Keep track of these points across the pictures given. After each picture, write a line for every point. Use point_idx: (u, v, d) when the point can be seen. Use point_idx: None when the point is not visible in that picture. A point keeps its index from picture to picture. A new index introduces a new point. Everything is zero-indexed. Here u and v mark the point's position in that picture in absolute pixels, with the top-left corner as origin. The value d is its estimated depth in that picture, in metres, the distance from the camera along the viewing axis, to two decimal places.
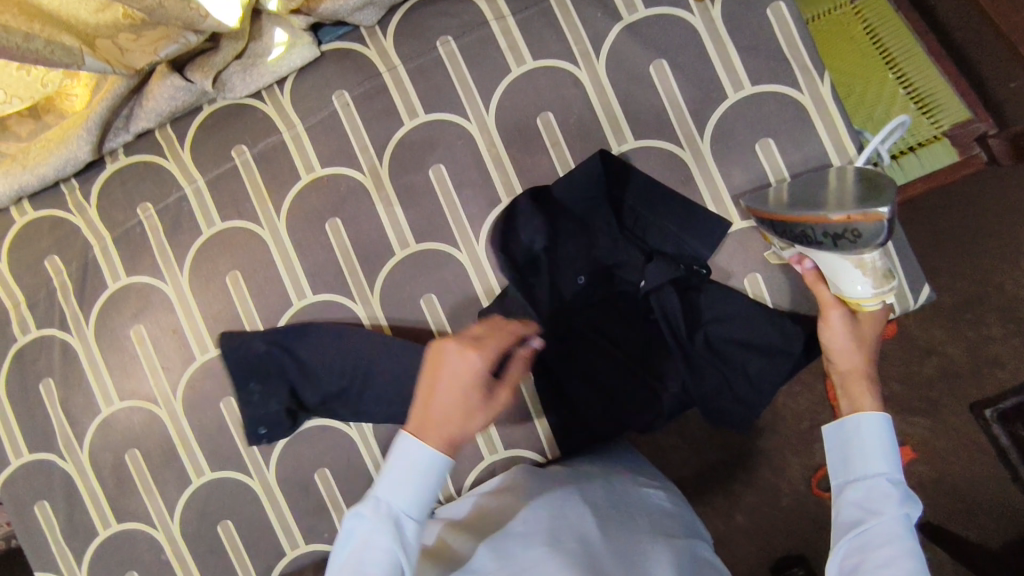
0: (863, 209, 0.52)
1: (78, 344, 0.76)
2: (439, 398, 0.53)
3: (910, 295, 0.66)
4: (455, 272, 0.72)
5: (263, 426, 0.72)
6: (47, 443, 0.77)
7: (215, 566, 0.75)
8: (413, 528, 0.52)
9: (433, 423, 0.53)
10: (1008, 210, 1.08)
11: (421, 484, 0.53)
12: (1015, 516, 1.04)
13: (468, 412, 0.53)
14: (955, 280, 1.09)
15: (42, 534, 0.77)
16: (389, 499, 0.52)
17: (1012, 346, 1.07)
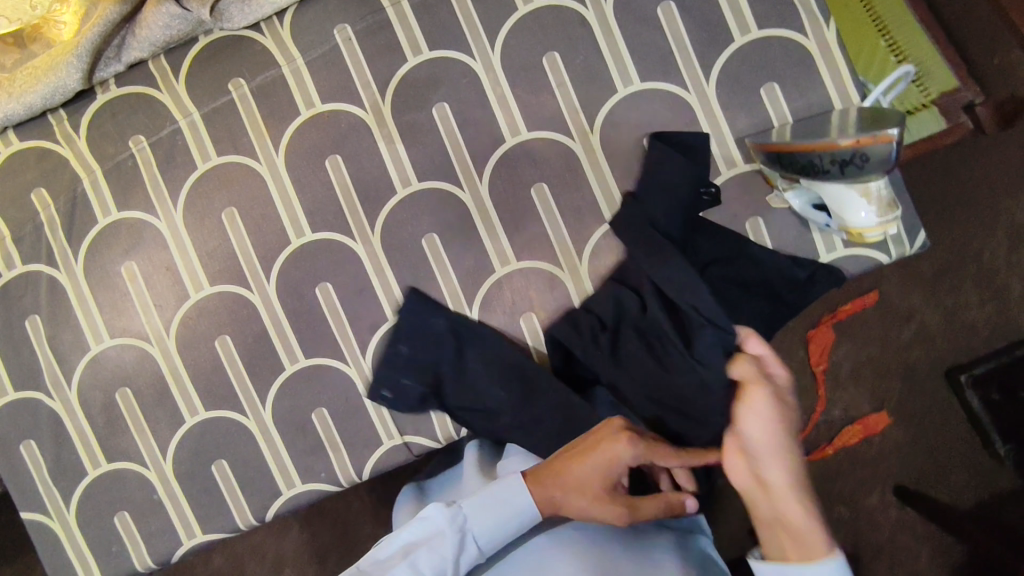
0: (872, 132, 0.50)
1: (66, 279, 0.74)
2: (571, 464, 0.60)
3: (907, 240, 0.68)
4: (458, 211, 0.71)
5: (387, 389, 0.71)
6: (34, 381, 0.75)
7: (208, 506, 0.74)
8: (473, 547, 0.61)
9: (545, 475, 0.62)
10: (989, 181, 1.11)
11: (502, 519, 0.61)
12: (979, 476, 1.09)
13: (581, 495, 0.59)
14: (935, 246, 1.12)
15: (27, 473, 0.75)
16: (465, 516, 0.61)
17: (985, 313, 1.11)
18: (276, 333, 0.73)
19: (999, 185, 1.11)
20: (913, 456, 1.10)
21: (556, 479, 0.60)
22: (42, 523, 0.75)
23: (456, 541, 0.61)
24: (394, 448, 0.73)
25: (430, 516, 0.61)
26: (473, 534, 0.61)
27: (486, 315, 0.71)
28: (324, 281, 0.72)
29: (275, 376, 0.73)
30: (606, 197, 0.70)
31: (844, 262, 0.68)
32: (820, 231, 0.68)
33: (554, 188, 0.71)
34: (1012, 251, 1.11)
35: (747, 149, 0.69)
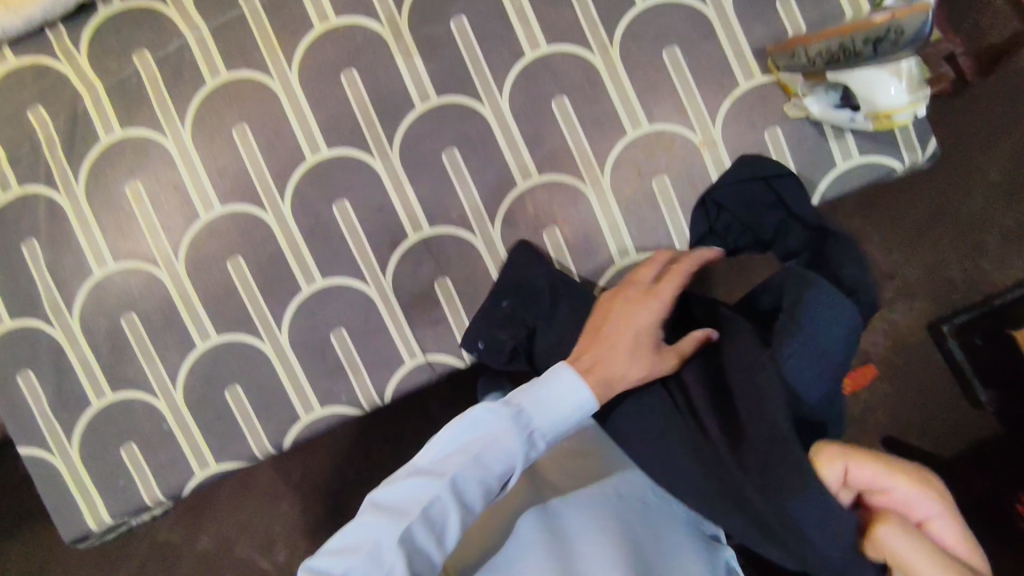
0: None
1: (66, 201, 0.71)
2: (612, 332, 0.62)
3: (918, 147, 0.70)
4: (478, 126, 0.71)
5: (481, 343, 0.70)
6: (32, 309, 0.71)
7: (222, 434, 0.72)
8: (538, 444, 0.58)
9: (590, 358, 0.61)
10: (967, 137, 1.16)
11: (568, 410, 0.58)
12: (966, 430, 1.12)
13: (620, 352, 0.61)
14: (917, 202, 1.16)
15: (27, 407, 0.72)
16: (532, 412, 0.58)
17: (965, 268, 1.15)
18: (292, 254, 0.71)
19: (976, 141, 1.15)
20: (903, 413, 1.14)
21: (601, 353, 0.61)
22: (43, 459, 0.72)
23: (525, 438, 0.57)
24: (417, 367, 0.72)
25: (488, 418, 0.57)
26: (541, 430, 0.58)
27: (508, 230, 0.71)
28: (341, 198, 0.71)
29: (292, 298, 0.71)
30: (627, 110, 0.70)
31: (860, 172, 0.70)
32: (837, 140, 0.69)
33: (575, 101, 0.70)
34: (989, 205, 1.15)
35: (765, 62, 0.70)
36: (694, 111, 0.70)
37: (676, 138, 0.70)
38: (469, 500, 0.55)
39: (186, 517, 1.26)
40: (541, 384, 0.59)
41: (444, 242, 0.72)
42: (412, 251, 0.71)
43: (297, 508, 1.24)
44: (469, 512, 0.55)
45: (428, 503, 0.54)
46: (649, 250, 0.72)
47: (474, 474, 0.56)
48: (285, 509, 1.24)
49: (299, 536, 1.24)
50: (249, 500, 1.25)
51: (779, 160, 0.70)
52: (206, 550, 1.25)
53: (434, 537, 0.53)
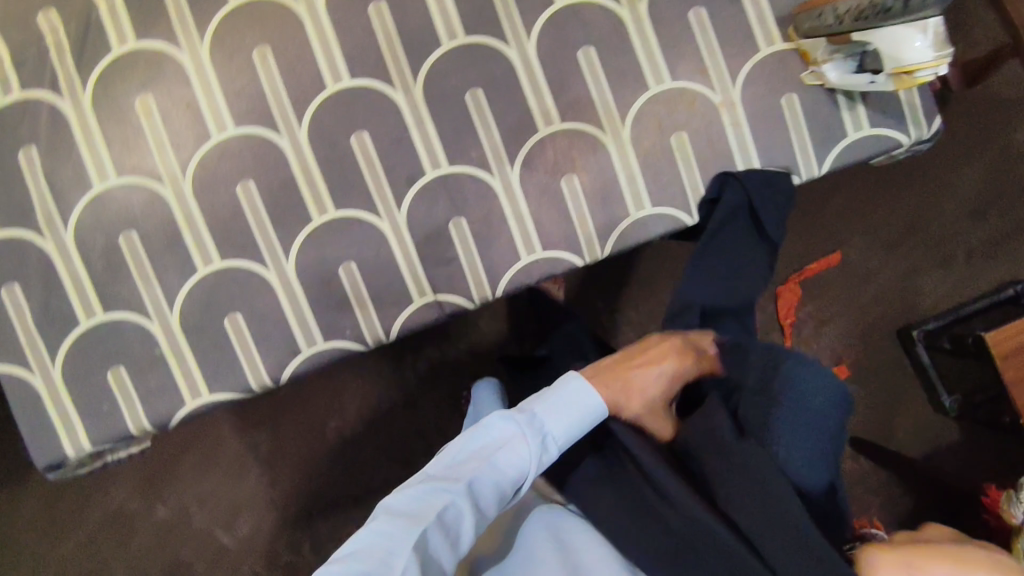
0: None
1: (71, 110, 0.68)
2: (635, 373, 0.70)
3: (924, 123, 0.73)
4: (503, 69, 0.71)
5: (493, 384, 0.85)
6: (24, 218, 0.68)
7: (218, 362, 0.70)
8: (547, 451, 0.63)
9: (611, 378, 0.69)
10: (937, 158, 1.27)
11: (578, 418, 0.63)
12: (926, 430, 1.23)
13: (629, 388, 0.68)
14: (892, 215, 1.26)
15: (9, 321, 0.68)
16: (543, 418, 0.62)
17: (933, 278, 1.25)
18: (305, 182, 0.70)
19: (943, 162, 1.26)
20: (872, 411, 1.23)
21: (616, 381, 0.68)
22: (21, 377, 0.68)
23: (537, 444, 0.61)
24: (425, 306, 0.72)
25: (503, 425, 0.61)
26: (552, 437, 0.63)
27: (526, 174, 0.71)
28: (360, 129, 0.70)
29: (302, 227, 0.70)
30: (651, 65, 0.72)
31: (869, 143, 0.73)
32: (849, 110, 0.72)
33: (600, 52, 0.71)
34: (957, 222, 1.26)
35: (786, 30, 0.72)
36: (716, 72, 0.72)
37: (697, 97, 0.72)
38: (484, 503, 0.59)
39: (144, 485, 1.23)
40: (552, 395, 0.64)
41: (462, 181, 0.71)
42: (428, 188, 0.71)
43: (262, 482, 1.25)
44: (482, 516, 0.58)
45: (445, 508, 0.56)
46: (664, 206, 0.73)
47: (490, 476, 0.60)
48: (250, 482, 1.25)
49: (263, 507, 1.25)
50: (214, 472, 1.25)
51: (794, 127, 0.72)
52: (164, 520, 1.24)
53: (448, 541, 0.56)
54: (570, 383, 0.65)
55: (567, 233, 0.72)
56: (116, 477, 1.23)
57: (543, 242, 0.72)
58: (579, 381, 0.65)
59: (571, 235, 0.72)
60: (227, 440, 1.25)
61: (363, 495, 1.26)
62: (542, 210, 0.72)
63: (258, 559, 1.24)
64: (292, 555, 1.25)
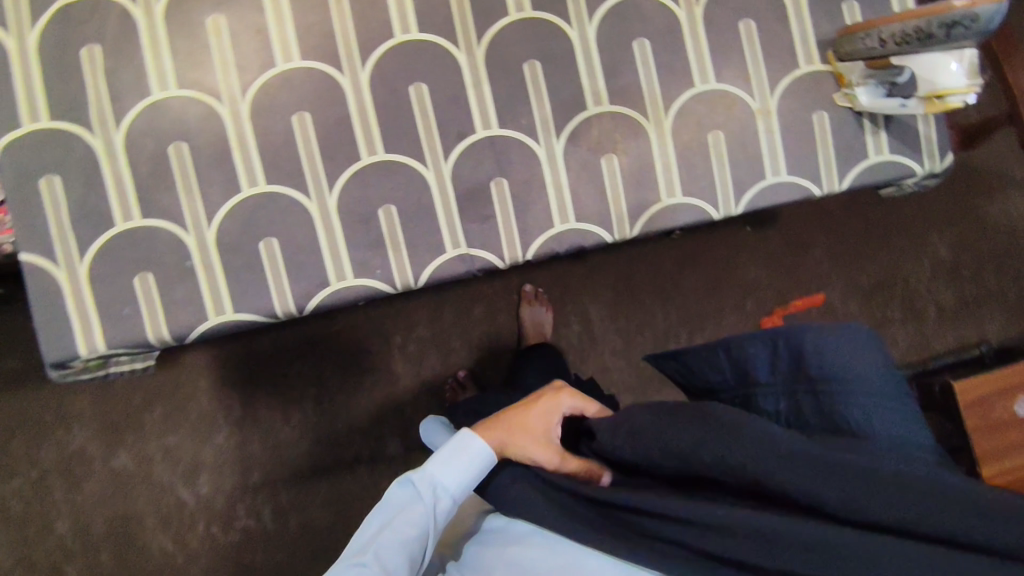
0: None
1: (142, 16, 0.69)
2: (532, 416, 0.68)
3: (938, 157, 0.79)
4: (562, 46, 0.75)
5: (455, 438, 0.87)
6: (76, 114, 0.68)
7: (248, 282, 0.71)
8: (446, 504, 0.65)
9: (518, 425, 0.67)
10: (925, 216, 1.31)
11: (468, 467, 0.65)
12: None
13: (530, 432, 0.66)
14: (877, 265, 1.29)
15: (43, 211, 0.68)
16: (434, 472, 0.65)
17: (906, 331, 1.28)
18: (359, 121, 0.72)
19: (930, 221, 1.31)
20: None
21: (513, 426, 0.67)
22: (44, 269, 0.68)
23: (431, 499, 0.64)
24: (456, 258, 0.74)
25: (400, 492, 0.65)
26: (445, 488, 0.65)
27: (570, 147, 0.75)
28: (420, 80, 0.73)
29: (349, 164, 0.72)
30: (699, 64, 0.76)
31: (886, 168, 0.78)
32: (873, 135, 0.78)
33: (654, 45, 0.76)
34: (934, 280, 1.30)
35: (825, 53, 0.77)
36: (757, 81, 0.77)
37: (737, 101, 0.77)
38: (395, 568, 0.60)
39: (106, 429, 1.14)
40: (441, 454, 0.65)
41: (509, 145, 0.74)
42: (476, 146, 0.74)
43: (232, 441, 1.15)
44: None
45: None
46: (693, 197, 0.77)
47: (393, 542, 0.61)
48: (218, 441, 1.15)
49: (228, 468, 1.15)
50: (180, 427, 1.15)
51: (821, 142, 0.77)
52: (121, 469, 1.14)
53: None
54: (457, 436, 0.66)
55: (600, 209, 0.75)
56: (78, 416, 1.13)
57: (577, 214, 0.75)
58: (473, 440, 0.65)
59: (604, 212, 0.76)
60: (200, 395, 1.15)
61: (335, 464, 1.16)
62: (581, 184, 0.75)
63: (212, 522, 1.14)
64: (250, 521, 1.14)
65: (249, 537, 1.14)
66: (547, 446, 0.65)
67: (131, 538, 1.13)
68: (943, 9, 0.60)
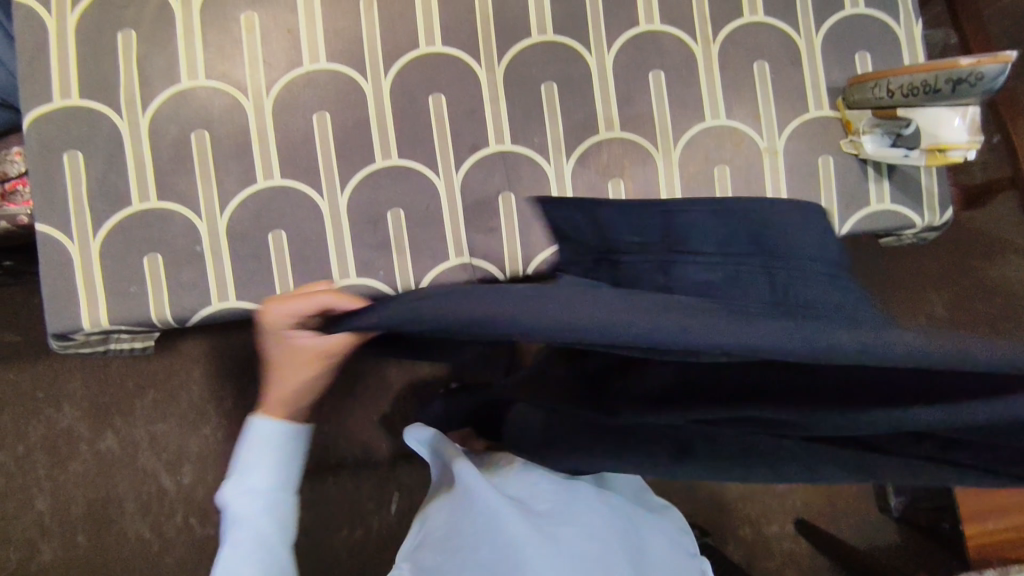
0: (993, 54, 0.59)
1: (179, 7, 0.72)
2: (284, 371, 0.65)
3: (938, 212, 0.80)
4: (580, 71, 0.77)
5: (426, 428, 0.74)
6: (105, 95, 0.71)
7: (254, 272, 0.72)
8: (281, 494, 0.65)
9: (280, 399, 0.66)
10: (925, 273, 1.31)
11: (280, 449, 0.65)
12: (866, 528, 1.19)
13: (292, 381, 0.65)
14: None
15: (63, 184, 0.70)
16: (252, 480, 0.63)
17: None
18: (377, 126, 0.74)
19: (930, 278, 1.31)
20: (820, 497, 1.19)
21: (274, 394, 0.66)
22: (58, 241, 0.69)
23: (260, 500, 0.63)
24: (458, 267, 0.75)
25: (235, 510, 0.62)
26: (268, 484, 0.64)
27: (579, 168, 0.77)
28: (440, 92, 0.75)
29: (363, 166, 0.74)
30: (712, 100, 0.78)
31: (886, 217, 0.80)
32: (875, 183, 0.79)
33: (669, 78, 0.78)
34: None
35: (835, 100, 0.80)
36: (766, 121, 0.79)
37: (746, 138, 0.78)
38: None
39: (96, 409, 1.14)
40: (254, 455, 0.64)
41: (521, 161, 0.76)
42: (488, 159, 0.76)
43: (220, 434, 1.15)
44: None
45: None
46: None
47: (242, 557, 0.60)
48: (206, 430, 1.15)
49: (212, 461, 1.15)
50: (169, 414, 1.15)
51: (825, 185, 0.79)
52: (106, 451, 1.14)
53: None
54: (262, 432, 0.65)
55: None
56: (69, 394, 1.14)
57: None
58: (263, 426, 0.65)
59: None
60: (190, 385, 1.16)
61: (315, 469, 1.13)
62: None
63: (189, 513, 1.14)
64: None
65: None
66: (309, 361, 0.64)
67: (108, 520, 1.13)
68: (948, 65, 0.62)
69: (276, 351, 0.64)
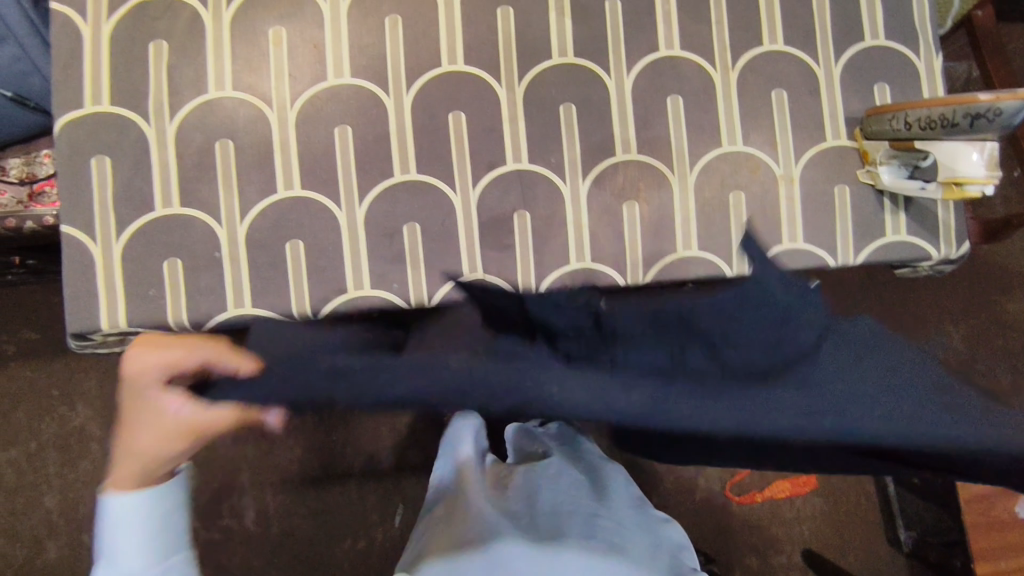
0: (1012, 90, 0.59)
1: (210, 20, 0.74)
2: (140, 437, 0.54)
3: (954, 246, 0.80)
4: (599, 94, 0.78)
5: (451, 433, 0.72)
6: (134, 103, 0.73)
7: (270, 280, 0.73)
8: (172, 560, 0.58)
9: (133, 459, 0.55)
10: (940, 306, 1.30)
11: (148, 521, 0.56)
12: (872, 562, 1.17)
13: (149, 447, 0.54)
14: None
15: (90, 187, 0.72)
16: (122, 550, 0.55)
17: None
18: (397, 141, 0.75)
19: (945, 311, 1.30)
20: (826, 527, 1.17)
21: (123, 453, 0.55)
22: (82, 243, 0.71)
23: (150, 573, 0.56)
24: (471, 282, 0.76)
25: None
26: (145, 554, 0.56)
27: (595, 189, 0.77)
28: (459, 109, 0.76)
29: (382, 180, 0.75)
30: (729, 126, 0.79)
31: (902, 249, 0.79)
32: (892, 215, 0.79)
33: (687, 103, 0.79)
34: None
35: (853, 131, 0.80)
36: (783, 149, 0.79)
37: (762, 164, 0.79)
38: None
39: (108, 409, 1.15)
40: (120, 524, 0.56)
41: (537, 180, 0.77)
42: (505, 177, 0.76)
43: None
44: None
45: None
46: (709, 252, 0.78)
47: None
48: None
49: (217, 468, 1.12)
50: None
51: (840, 214, 0.79)
52: None
53: None
54: (113, 505, 0.56)
55: (617, 253, 0.77)
56: (83, 394, 1.15)
57: (593, 254, 0.77)
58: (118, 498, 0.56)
59: (620, 256, 0.77)
60: None
61: (321, 477, 1.13)
62: (600, 226, 0.77)
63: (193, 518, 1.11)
64: (232, 521, 1.12)
65: (229, 537, 1.12)
66: (169, 435, 0.53)
67: None
68: (966, 99, 0.63)
69: (137, 407, 0.54)
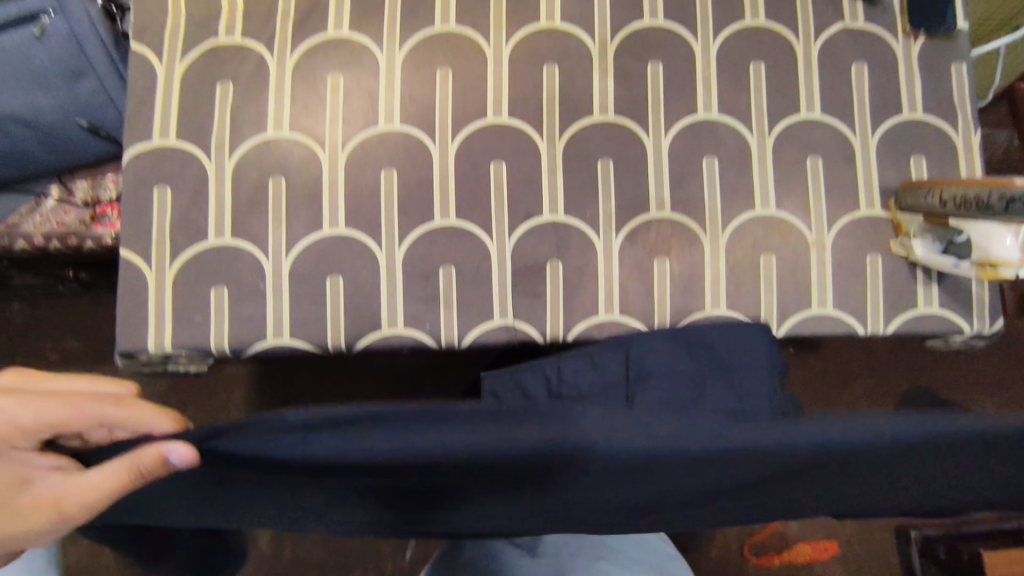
0: None
1: (274, 66, 0.79)
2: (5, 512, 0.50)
3: (988, 322, 0.80)
4: (636, 152, 0.80)
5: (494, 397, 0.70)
6: (198, 138, 0.77)
7: (309, 313, 0.76)
8: None
9: None
10: (974, 377, 1.28)
11: None
12: None
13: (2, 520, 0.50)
14: None
15: (150, 215, 0.76)
16: None
17: None
18: (439, 187, 0.79)
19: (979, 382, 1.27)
20: None
21: None
22: (137, 267, 0.75)
23: None
24: (501, 327, 0.78)
25: None
26: None
27: (627, 244, 0.79)
28: (501, 160, 0.79)
29: (422, 223, 0.78)
30: (763, 190, 0.80)
31: (933, 321, 0.79)
32: (924, 286, 0.79)
33: (722, 165, 0.81)
34: None
35: (889, 201, 0.81)
36: (816, 216, 0.80)
37: (795, 229, 0.80)
38: None
39: None
40: None
41: (571, 231, 0.79)
42: (540, 227, 0.79)
43: None
44: None
45: None
46: (738, 313, 0.79)
47: None
48: None
49: None
50: None
51: (871, 283, 0.79)
52: None
53: None
54: None
55: (646, 307, 0.79)
56: None
57: (622, 307, 0.79)
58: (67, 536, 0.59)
59: (648, 310, 0.79)
60: (234, 409, 1.20)
61: None
62: (630, 280, 0.79)
63: None
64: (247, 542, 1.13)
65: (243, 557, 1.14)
66: (37, 503, 0.49)
67: None
68: (997, 182, 0.64)
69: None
